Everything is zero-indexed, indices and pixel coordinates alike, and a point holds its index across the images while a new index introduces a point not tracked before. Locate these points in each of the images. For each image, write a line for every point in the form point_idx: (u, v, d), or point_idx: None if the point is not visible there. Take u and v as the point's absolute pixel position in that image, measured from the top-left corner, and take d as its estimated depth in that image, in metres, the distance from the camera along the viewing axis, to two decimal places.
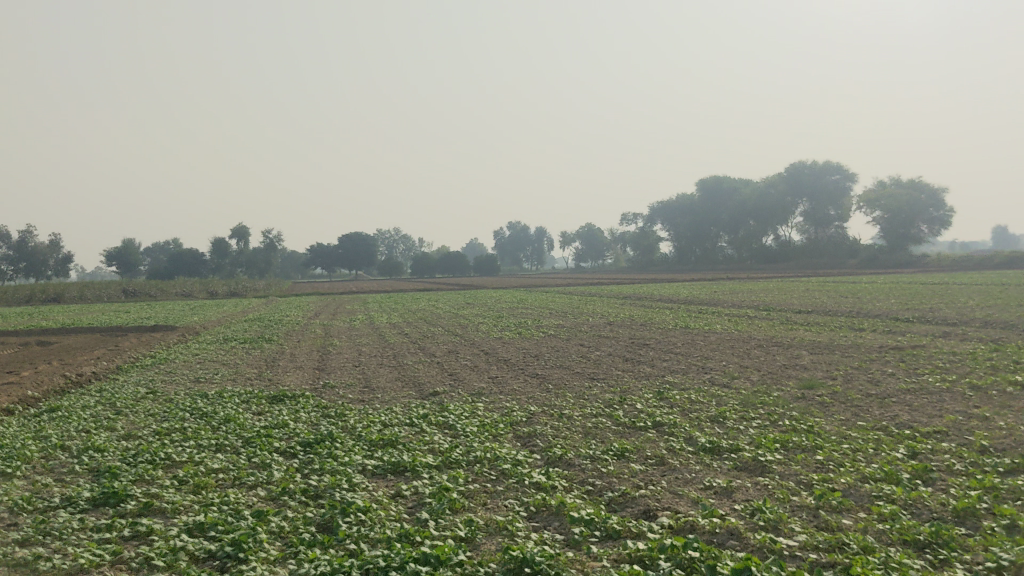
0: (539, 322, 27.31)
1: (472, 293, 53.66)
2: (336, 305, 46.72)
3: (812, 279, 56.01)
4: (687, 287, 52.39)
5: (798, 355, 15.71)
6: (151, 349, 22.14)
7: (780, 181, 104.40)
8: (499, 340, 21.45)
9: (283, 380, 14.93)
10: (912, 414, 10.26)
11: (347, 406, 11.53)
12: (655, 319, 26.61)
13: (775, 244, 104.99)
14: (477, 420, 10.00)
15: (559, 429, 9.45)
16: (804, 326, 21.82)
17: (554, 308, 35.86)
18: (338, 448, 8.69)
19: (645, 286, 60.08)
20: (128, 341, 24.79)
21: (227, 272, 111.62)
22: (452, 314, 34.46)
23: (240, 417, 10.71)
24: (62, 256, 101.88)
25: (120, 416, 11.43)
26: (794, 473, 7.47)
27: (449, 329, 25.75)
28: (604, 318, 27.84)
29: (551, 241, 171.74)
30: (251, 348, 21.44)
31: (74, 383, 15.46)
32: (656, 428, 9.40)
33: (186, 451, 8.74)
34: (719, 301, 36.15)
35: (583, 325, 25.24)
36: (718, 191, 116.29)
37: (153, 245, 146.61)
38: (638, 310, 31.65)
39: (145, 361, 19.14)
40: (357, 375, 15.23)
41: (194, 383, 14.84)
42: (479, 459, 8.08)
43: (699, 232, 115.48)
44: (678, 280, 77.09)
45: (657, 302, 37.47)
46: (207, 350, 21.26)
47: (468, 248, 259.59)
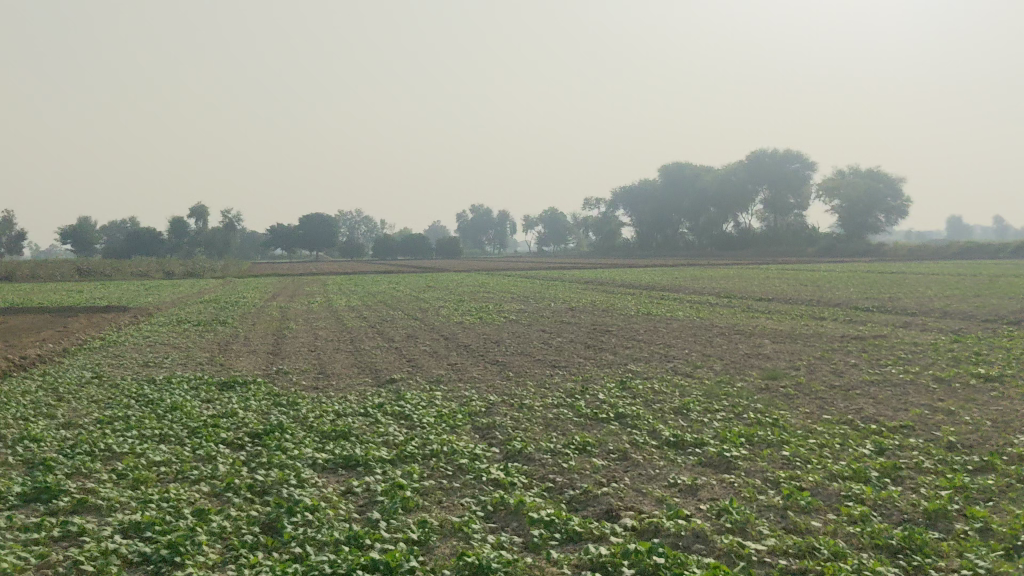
0: (500, 307, 26.96)
1: (434, 276, 53.17)
2: (295, 286, 45.99)
3: (773, 266, 56.26)
4: (649, 273, 52.34)
5: (762, 344, 15.55)
6: (101, 331, 21.49)
7: (741, 168, 104.72)
8: (460, 325, 21.10)
9: (236, 365, 14.48)
10: (877, 407, 10.11)
11: (300, 394, 11.13)
12: (618, 305, 26.38)
13: (735, 231, 105.63)
14: (434, 410, 9.66)
15: (519, 420, 9.14)
16: (767, 314, 21.72)
17: (515, 292, 35.52)
18: (288, 440, 8.32)
19: (608, 271, 59.99)
20: (77, 321, 24.11)
21: (185, 251, 109.93)
22: (413, 297, 34.02)
23: (188, 405, 10.28)
24: (15, 233, 99.71)
25: (62, 403, 10.93)
26: (760, 470, 7.25)
27: (409, 313, 25.32)
28: (567, 304, 27.59)
29: (513, 225, 171.34)
30: (205, 331, 20.88)
31: (17, 366, 14.89)
32: (618, 420, 9.13)
33: (127, 442, 8.31)
34: (682, 287, 36.02)
35: (546, 310, 24.95)
36: (679, 176, 116.42)
37: (109, 224, 144.13)
38: (601, 296, 31.44)
39: (95, 343, 18.55)
40: (312, 360, 14.79)
41: (143, 368, 14.33)
42: (435, 453, 7.76)
43: (661, 218, 115.89)
44: (640, 265, 77.21)
45: (619, 288, 37.31)
46: (159, 332, 20.67)
47: (431, 231, 258.41)
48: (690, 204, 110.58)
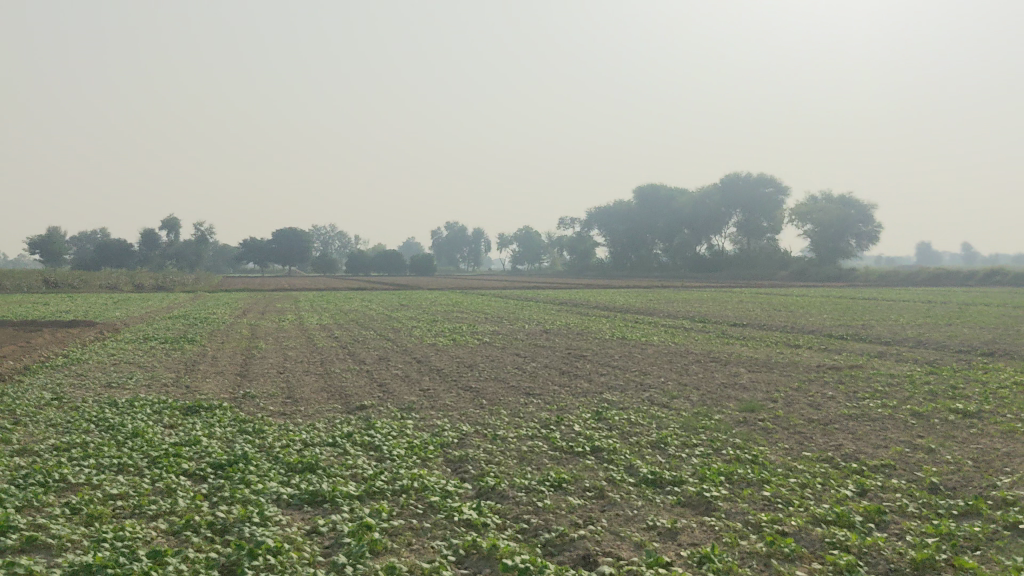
0: (474, 328, 26.71)
1: (407, 294, 52.94)
2: (266, 303, 45.52)
3: (745, 290, 56.54)
4: (623, 294, 52.36)
5: (738, 373, 15.36)
6: (65, 347, 21.00)
7: (715, 191, 105.32)
8: (432, 346, 20.82)
9: (202, 387, 14.08)
10: (857, 444, 9.93)
11: (266, 421, 10.80)
12: (592, 329, 26.21)
13: (709, 253, 106.30)
14: (405, 440, 9.36)
15: (493, 453, 8.86)
16: (742, 341, 21.60)
17: (489, 312, 35.28)
18: (252, 472, 7.99)
19: (582, 291, 60.04)
20: (40, 337, 23.59)
21: (155, 263, 108.78)
22: (385, 316, 33.69)
23: (149, 431, 9.93)
24: None
25: (18, 426, 10.55)
26: (741, 512, 7.04)
27: (382, 333, 25.02)
28: (541, 326, 27.40)
29: (487, 243, 171.28)
30: (173, 350, 20.45)
31: None
32: (594, 454, 8.88)
33: (84, 473, 7.95)
34: (656, 311, 35.94)
35: (519, 333, 24.71)
36: (654, 197, 116.92)
37: (79, 235, 142.65)
38: (575, 318, 31.27)
39: (57, 361, 18.08)
40: (280, 383, 14.43)
41: (105, 388, 13.90)
42: (405, 490, 7.47)
43: (635, 239, 116.41)
44: (615, 286, 77.46)
45: (593, 310, 37.21)
46: (125, 350, 20.22)
47: (404, 247, 257.92)
48: (664, 225, 111.11)
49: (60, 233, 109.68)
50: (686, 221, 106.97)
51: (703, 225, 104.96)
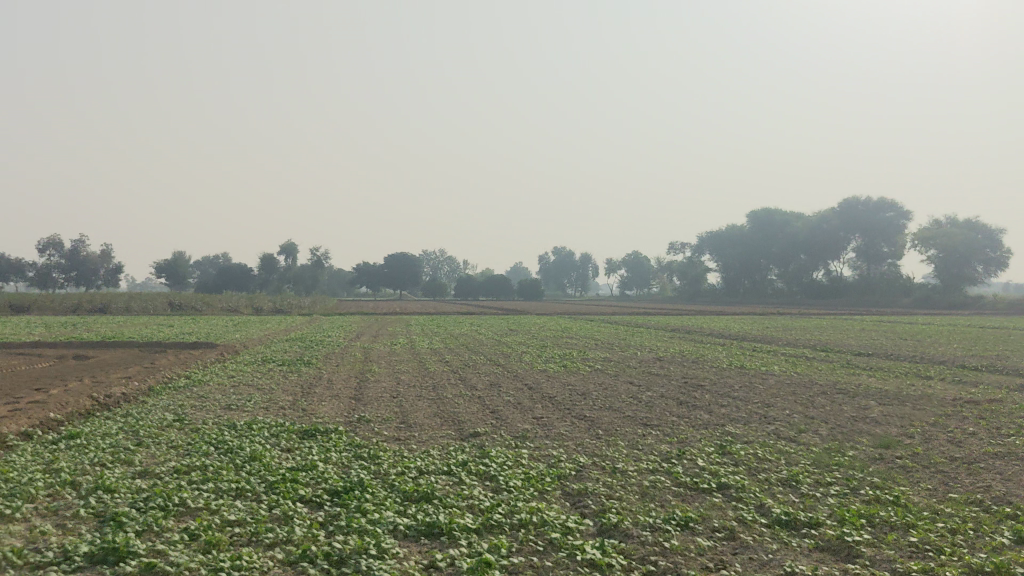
0: (585, 354, 26.29)
1: (517, 319, 52.93)
2: (378, 327, 46.17)
3: (866, 318, 54.44)
4: (737, 322, 51.10)
5: (868, 406, 14.53)
6: (186, 369, 21.57)
7: (833, 215, 102.33)
8: (544, 373, 20.54)
9: (317, 411, 14.12)
10: (1008, 485, 9.16)
11: (380, 447, 10.68)
12: (707, 357, 25.47)
13: (826, 279, 103.40)
14: (521, 471, 9.06)
15: (613, 487, 8.47)
16: (867, 371, 20.60)
17: (600, 338, 34.82)
18: (368, 500, 7.82)
19: (694, 318, 58.81)
20: (164, 358, 24.32)
21: (273, 287, 112.11)
22: (495, 340, 33.63)
23: (266, 455, 9.93)
24: (113, 266, 103.19)
25: (141, 448, 10.73)
26: (887, 559, 6.51)
27: (493, 358, 24.84)
28: (654, 353, 26.81)
29: (596, 268, 170.54)
30: (288, 372, 20.73)
31: (102, 407, 14.93)
32: (721, 491, 8.40)
33: (203, 497, 7.95)
34: (773, 339, 34.81)
35: (632, 360, 24.18)
36: (769, 222, 114.39)
37: (203, 260, 148.63)
38: (688, 346, 30.54)
39: (178, 382, 18.53)
40: (393, 408, 14.35)
41: (223, 411, 14.09)
42: (524, 523, 7.16)
43: (749, 263, 114.15)
44: (727, 312, 76.00)
45: (708, 337, 36.31)
46: (244, 372, 20.60)
47: (512, 272, 259.35)
48: (779, 250, 108.67)
49: (185, 257, 114.59)
50: (801, 246, 104.42)
51: (820, 251, 102.25)
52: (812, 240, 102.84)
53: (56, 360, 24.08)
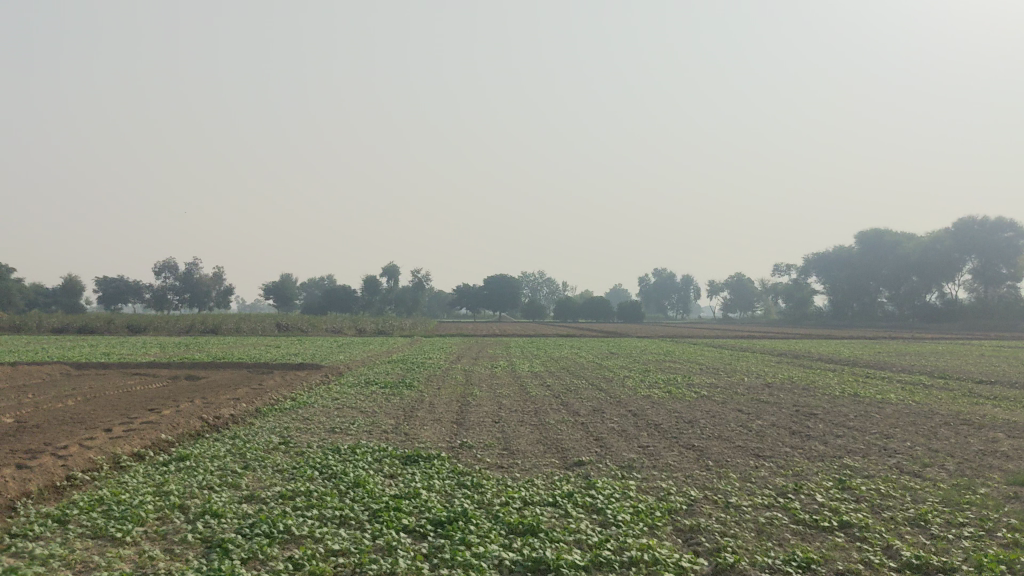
0: (690, 380, 25.62)
1: (618, 342, 52.34)
2: (478, 349, 46.23)
3: (986, 342, 51.96)
4: (848, 346, 49.39)
5: (996, 439, 13.68)
6: (292, 390, 21.87)
7: (948, 235, 98.55)
8: (648, 398, 20.09)
9: (420, 435, 14.07)
10: None
11: (484, 474, 10.52)
12: (819, 384, 24.52)
13: (940, 301, 99.40)
14: (629, 504, 8.74)
15: (727, 523, 8.07)
16: (993, 401, 19.49)
17: (705, 363, 33.99)
18: (472, 532, 7.62)
19: (801, 341, 57.20)
20: (271, 379, 24.79)
21: (376, 308, 114.00)
22: (597, 364, 33.15)
23: (370, 481, 9.86)
24: (223, 288, 106.61)
25: (248, 471, 10.82)
26: None
27: (595, 383, 24.43)
28: (762, 378, 26.03)
29: (697, 290, 168.07)
30: (391, 394, 20.82)
31: (212, 428, 15.22)
32: (844, 531, 7.92)
33: (308, 525, 7.88)
34: (888, 365, 33.37)
35: (739, 386, 23.45)
36: (879, 243, 110.80)
37: (309, 281, 152.42)
38: (798, 372, 29.52)
39: (285, 403, 18.79)
40: (496, 434, 14.18)
41: (328, 434, 14.18)
42: (634, 562, 6.86)
43: (858, 286, 110.64)
44: (836, 336, 73.66)
45: (817, 363, 35.12)
46: (348, 394, 20.77)
47: (612, 293, 257.98)
48: (889, 272, 105.08)
49: (292, 279, 117.67)
50: (913, 268, 100.73)
51: (933, 272, 98.44)
52: (924, 261, 99.12)
53: (169, 381, 24.78)
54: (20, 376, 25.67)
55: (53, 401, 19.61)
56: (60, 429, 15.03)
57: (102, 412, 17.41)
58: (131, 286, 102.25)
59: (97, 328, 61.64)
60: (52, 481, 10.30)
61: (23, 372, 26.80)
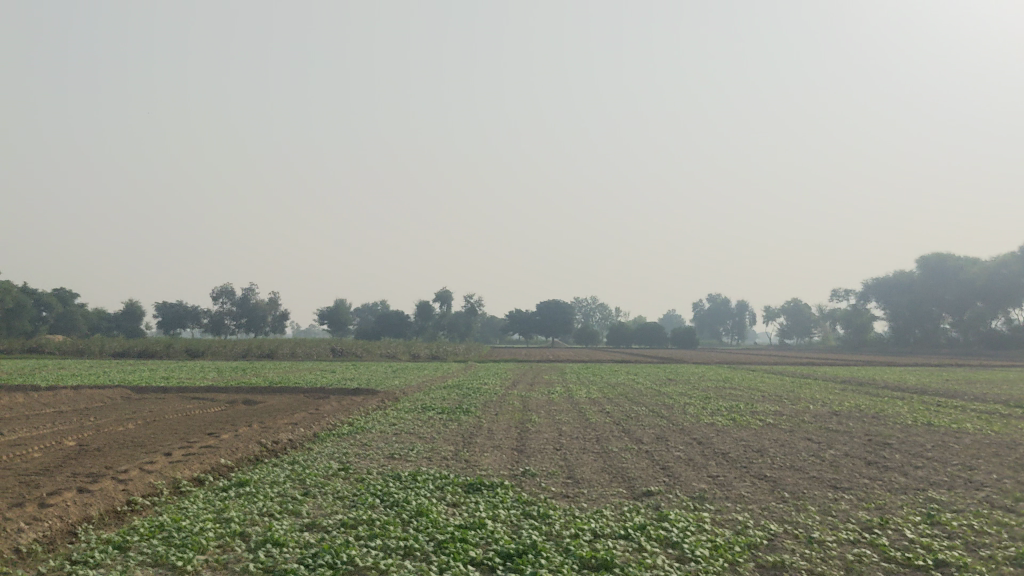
0: (754, 407, 24.98)
1: (675, 368, 51.66)
2: (533, 375, 45.82)
3: None
4: (912, 374, 48.18)
5: None
6: (349, 415, 21.71)
7: (1013, 260, 96.24)
8: (712, 426, 19.57)
9: (480, 462, 13.76)
10: None
11: (550, 504, 10.15)
12: (888, 413, 23.74)
13: (1007, 328, 96.92)
14: (707, 538, 8.31)
15: (812, 560, 7.62)
16: None
17: (766, 390, 33.23)
18: (542, 566, 7.28)
19: (862, 368, 55.95)
20: (328, 404, 24.64)
21: (429, 334, 114.29)
22: (655, 391, 32.56)
23: (434, 510, 9.55)
24: (279, 313, 107.78)
25: (307, 497, 10.59)
26: None
27: (656, 410, 23.91)
28: (829, 406, 25.34)
29: (753, 315, 165.98)
30: (449, 420, 20.54)
31: (270, 453, 15.07)
32: (938, 570, 7.42)
33: (371, 555, 7.61)
34: (958, 394, 32.29)
35: (806, 414, 22.78)
36: (942, 267, 108.52)
37: (363, 307, 153.51)
38: (863, 399, 28.69)
39: (343, 428, 18.61)
40: (559, 461, 13.81)
41: (387, 459, 13.91)
42: None
43: (920, 312, 108.25)
44: (899, 363, 71.95)
45: (884, 390, 34.17)
46: (404, 420, 20.53)
47: (665, 319, 256.12)
48: (953, 297, 102.76)
49: (347, 304, 118.58)
50: (978, 293, 98.40)
51: (999, 298, 96.07)
52: (990, 287, 96.80)
53: (227, 405, 24.78)
54: (82, 399, 25.91)
55: (113, 424, 19.68)
56: (122, 452, 15.02)
57: (162, 436, 17.40)
58: (190, 310, 103.86)
59: (156, 352, 62.45)
60: (112, 506, 10.16)
61: (85, 395, 27.04)
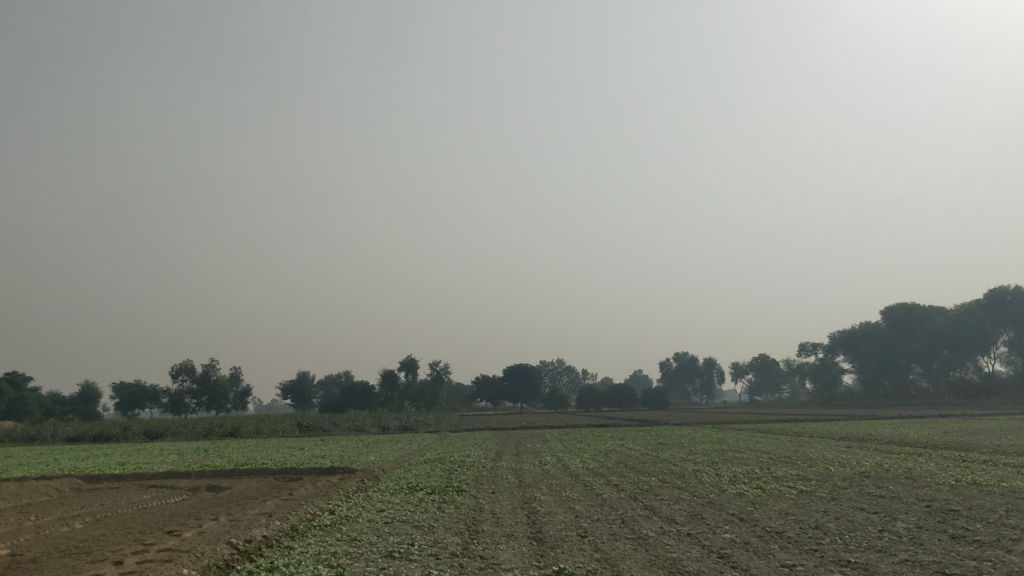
0: (773, 472, 22.87)
1: (661, 430, 49.63)
2: (514, 443, 43.30)
3: None
4: (905, 427, 46.83)
5: None
6: (328, 502, 19.18)
7: (979, 308, 96.34)
8: (743, 498, 17.45)
9: (501, 558, 11.41)
10: None
11: None
12: (922, 473, 21.71)
13: (977, 375, 97.21)
14: None
15: None
16: None
17: (770, 452, 31.15)
18: None
19: (847, 423, 54.51)
20: (303, 489, 21.94)
21: (395, 404, 111.39)
22: (654, 456, 30.29)
23: None
24: (241, 390, 104.28)
25: None
26: None
27: (667, 480, 21.65)
28: (852, 468, 23.42)
29: (720, 374, 165.02)
30: (444, 503, 18.06)
31: (243, 556, 12.63)
32: None
33: None
34: (974, 447, 30.44)
35: (835, 478, 20.70)
36: (906, 317, 108.39)
37: (326, 380, 150.18)
38: (881, 458, 26.78)
39: (325, 519, 16.12)
40: (595, 554, 11.51)
41: (388, 561, 11.51)
42: None
43: (888, 363, 108.00)
44: (881, 417, 70.65)
45: (891, 446, 32.39)
46: (394, 505, 18.06)
47: (632, 380, 255.12)
48: (920, 347, 102.89)
49: (310, 377, 115.44)
50: (946, 344, 98.64)
51: (967, 347, 96.35)
52: (958, 336, 96.90)
53: (189, 495, 22.05)
54: (25, 493, 23.05)
55: (57, 524, 16.97)
56: (61, 563, 12.43)
57: (112, 538, 14.77)
58: (149, 390, 100.00)
59: (112, 435, 59.04)
60: None
61: (29, 488, 24.12)
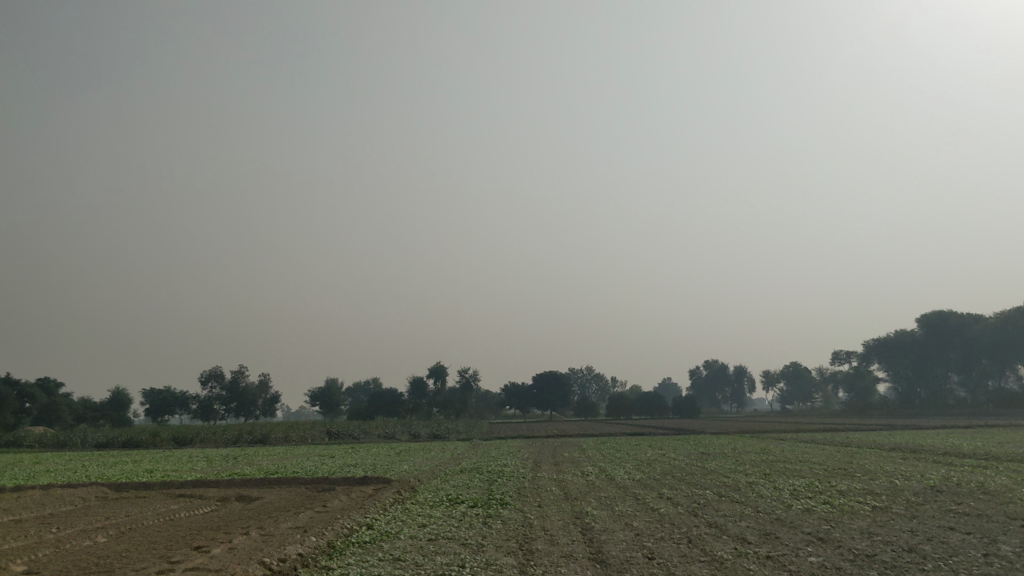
0: (836, 485, 21.48)
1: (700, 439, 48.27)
2: (550, 451, 42.14)
3: None
4: (956, 437, 45.31)
5: None
6: (365, 515, 17.97)
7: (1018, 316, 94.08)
8: (817, 514, 16.12)
9: None
10: None
11: None
12: (996, 487, 20.27)
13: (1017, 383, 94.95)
14: None
15: None
16: None
17: (823, 463, 29.64)
18: None
19: (890, 432, 52.88)
20: (338, 501, 20.76)
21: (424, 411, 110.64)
22: (702, 467, 29.08)
23: None
24: (270, 397, 103.94)
25: None
26: None
27: (726, 493, 20.32)
28: (922, 481, 21.97)
29: (751, 383, 162.71)
30: (489, 518, 16.86)
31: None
32: None
33: None
34: None
35: (906, 493, 19.30)
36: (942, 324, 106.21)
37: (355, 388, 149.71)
38: (946, 471, 25.19)
39: (367, 535, 14.94)
40: None
41: None
42: None
43: (925, 371, 105.91)
44: (921, 427, 68.85)
45: (950, 457, 30.88)
46: (435, 519, 16.83)
47: (662, 388, 252.95)
48: (958, 355, 100.79)
49: (337, 384, 115.00)
50: (984, 351, 96.43)
51: (1007, 355, 94.22)
52: (997, 343, 94.75)
53: (218, 505, 20.94)
54: (50, 503, 22.07)
55: (78, 538, 15.91)
56: None
57: (138, 554, 13.69)
58: (179, 397, 99.80)
59: (141, 442, 58.45)
60: None
61: (53, 496, 23.15)
